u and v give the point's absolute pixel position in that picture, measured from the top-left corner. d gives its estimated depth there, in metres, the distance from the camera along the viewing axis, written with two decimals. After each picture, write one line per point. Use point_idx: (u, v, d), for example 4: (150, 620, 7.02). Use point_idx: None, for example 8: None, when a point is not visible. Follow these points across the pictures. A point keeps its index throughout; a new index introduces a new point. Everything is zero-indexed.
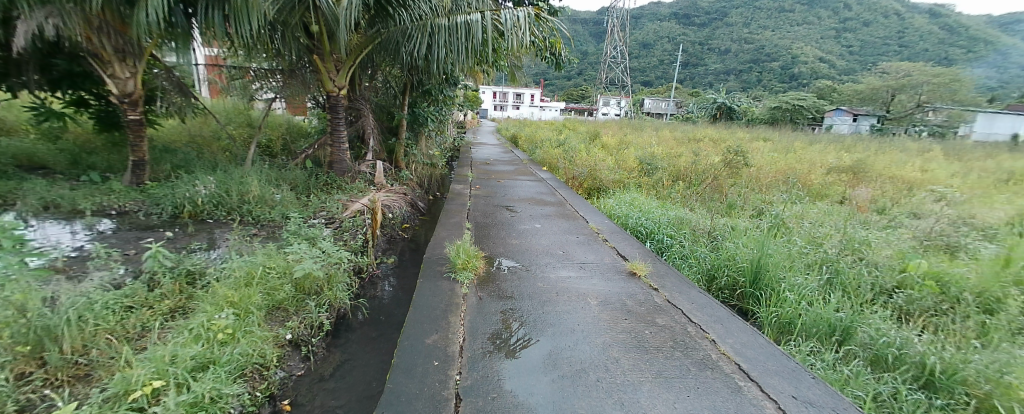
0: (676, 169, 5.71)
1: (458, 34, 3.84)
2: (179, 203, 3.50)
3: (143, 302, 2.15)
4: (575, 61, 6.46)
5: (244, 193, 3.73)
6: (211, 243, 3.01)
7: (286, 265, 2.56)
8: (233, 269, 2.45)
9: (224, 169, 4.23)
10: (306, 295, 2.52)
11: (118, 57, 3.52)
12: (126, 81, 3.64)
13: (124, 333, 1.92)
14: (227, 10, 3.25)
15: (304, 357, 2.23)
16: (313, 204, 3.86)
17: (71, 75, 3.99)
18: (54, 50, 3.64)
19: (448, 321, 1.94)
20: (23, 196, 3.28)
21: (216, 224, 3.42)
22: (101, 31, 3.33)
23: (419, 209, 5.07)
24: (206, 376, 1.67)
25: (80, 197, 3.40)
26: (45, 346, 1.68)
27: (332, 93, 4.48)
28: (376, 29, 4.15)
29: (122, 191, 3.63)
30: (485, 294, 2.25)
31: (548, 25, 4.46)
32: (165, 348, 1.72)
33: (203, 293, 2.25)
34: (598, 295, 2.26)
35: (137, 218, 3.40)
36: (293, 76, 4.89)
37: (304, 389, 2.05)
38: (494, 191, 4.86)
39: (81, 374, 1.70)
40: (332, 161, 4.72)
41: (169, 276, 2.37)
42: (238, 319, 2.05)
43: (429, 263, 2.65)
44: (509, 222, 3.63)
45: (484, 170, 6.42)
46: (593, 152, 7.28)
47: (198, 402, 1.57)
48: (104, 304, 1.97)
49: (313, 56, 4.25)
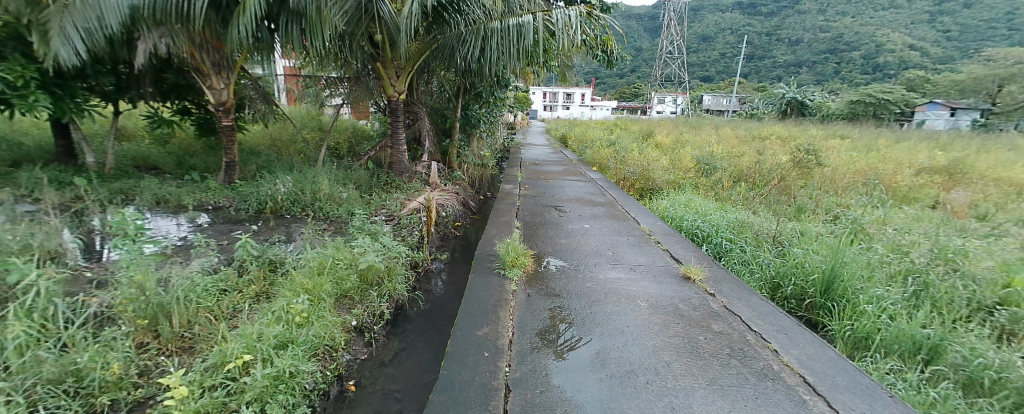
0: (737, 170, 5.40)
1: (510, 36, 3.91)
2: (263, 200, 3.92)
3: (235, 286, 2.46)
4: (628, 58, 6.29)
5: (316, 191, 4.09)
6: (288, 236, 3.35)
7: (352, 257, 2.80)
8: (308, 259, 2.72)
9: (300, 169, 4.67)
10: (369, 285, 2.75)
11: (215, 70, 3.99)
12: (221, 91, 4.12)
13: (219, 312, 2.22)
14: (303, 24, 3.58)
15: (367, 343, 2.44)
16: (375, 202, 4.15)
17: (178, 87, 4.59)
18: (165, 65, 4.22)
19: (498, 316, 2.05)
20: (140, 192, 3.84)
21: (293, 219, 3.79)
22: (202, 48, 3.76)
23: (470, 208, 5.21)
24: (286, 353, 1.90)
25: (184, 194, 3.91)
26: (159, 320, 2.01)
27: (393, 98, 4.77)
28: (433, 35, 4.32)
29: (217, 189, 4.13)
30: (533, 292, 2.31)
31: (599, 23, 4.39)
32: (253, 326, 1.99)
33: (283, 280, 2.53)
34: (649, 298, 2.22)
35: (229, 212, 3.86)
36: (358, 83, 5.30)
37: (367, 372, 2.26)
38: (543, 191, 4.90)
39: (186, 346, 2.01)
40: (392, 162, 5.02)
41: (255, 264, 2.70)
42: (312, 304, 2.30)
43: (480, 259, 2.76)
44: (557, 221, 3.65)
45: (533, 170, 6.48)
46: (646, 151, 7.06)
47: (280, 376, 1.80)
48: (205, 286, 2.29)
49: (376, 63, 4.54)
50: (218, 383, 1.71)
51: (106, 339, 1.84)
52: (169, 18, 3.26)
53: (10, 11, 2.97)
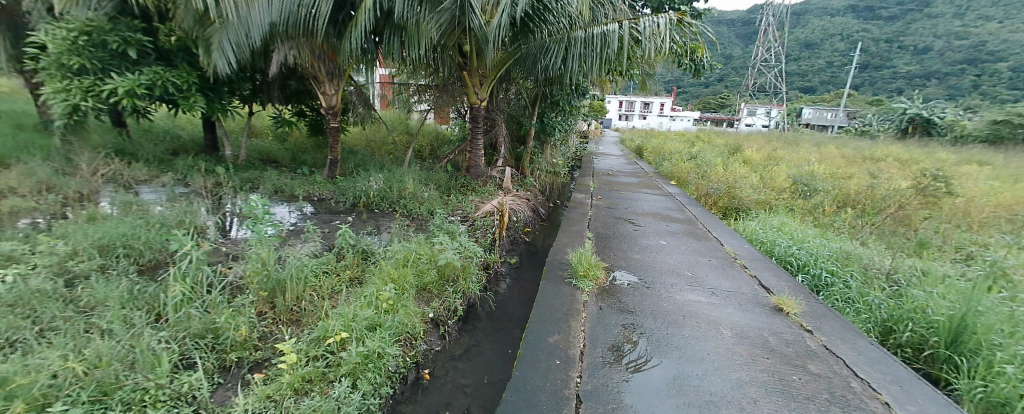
0: (842, 194, 4.78)
1: (594, 45, 3.90)
2: (358, 195, 4.37)
3: (334, 270, 2.79)
4: (717, 67, 5.89)
5: (401, 189, 4.45)
6: (378, 229, 3.70)
7: (432, 253, 3.01)
8: (395, 252, 2.99)
9: (389, 168, 5.12)
10: (446, 281, 2.93)
11: (328, 78, 4.54)
12: (332, 96, 4.66)
13: (321, 292, 2.54)
14: (403, 37, 3.93)
15: (441, 335, 2.60)
16: (452, 203, 4.41)
17: (298, 93, 5.31)
18: (290, 73, 4.91)
19: (569, 325, 2.07)
20: (264, 182, 4.49)
21: (381, 214, 4.18)
22: (320, 59, 4.32)
23: (540, 215, 5.26)
24: (375, 336, 2.12)
25: (296, 186, 4.49)
26: (275, 294, 2.37)
27: (475, 104, 5.01)
28: (518, 44, 4.45)
29: (322, 183, 4.68)
30: (605, 305, 2.29)
31: (689, 31, 4.19)
32: (349, 308, 2.25)
33: (373, 269, 2.81)
34: (734, 327, 2.07)
35: (330, 204, 4.35)
36: (444, 91, 5.66)
37: (440, 363, 2.42)
38: (616, 203, 4.79)
39: (294, 318, 2.33)
40: (470, 165, 5.27)
41: (351, 251, 3.03)
42: (397, 293, 2.52)
43: (552, 267, 2.80)
44: (632, 235, 3.54)
45: (605, 180, 6.35)
46: (731, 167, 6.55)
47: (370, 355, 2.01)
48: (311, 268, 2.63)
49: (463, 72, 4.81)
50: (320, 354, 2.00)
51: (238, 305, 2.21)
52: (297, 35, 3.76)
53: (185, 30, 3.71)
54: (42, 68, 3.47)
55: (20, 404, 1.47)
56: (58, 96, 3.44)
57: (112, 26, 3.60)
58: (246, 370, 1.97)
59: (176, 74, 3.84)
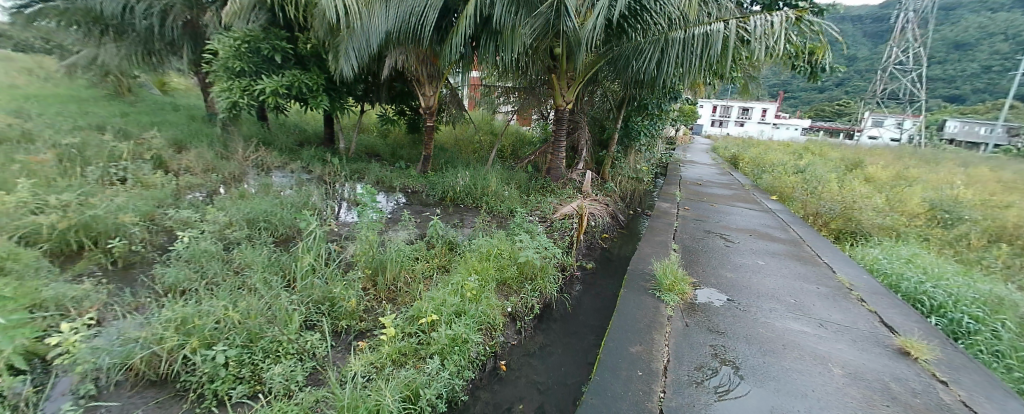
0: (1001, 226, 3.93)
1: (694, 46, 3.70)
2: (445, 190, 4.69)
3: (424, 257, 3.05)
4: (839, 70, 5.20)
5: (484, 187, 4.67)
6: (462, 222, 3.95)
7: (513, 250, 3.13)
8: (478, 245, 3.18)
9: (474, 166, 5.40)
10: (525, 278, 3.03)
11: (429, 81, 4.93)
12: (430, 97, 5.06)
13: (414, 275, 2.81)
14: (499, 41, 4.10)
15: (517, 330, 2.70)
16: (531, 203, 4.52)
17: (401, 94, 5.84)
18: (396, 76, 5.43)
19: (652, 337, 2.02)
20: (368, 173, 5.03)
21: (465, 209, 4.43)
22: (423, 63, 4.71)
23: (620, 222, 5.12)
24: (460, 321, 2.29)
25: (394, 177, 4.96)
26: (378, 273, 2.72)
27: (561, 107, 5.05)
28: (610, 46, 4.40)
29: (416, 177, 5.10)
30: (692, 322, 2.18)
31: (809, 29, 3.77)
32: (439, 294, 2.46)
33: (458, 260, 3.02)
34: (845, 365, 1.85)
35: (421, 196, 4.72)
36: (530, 93, 5.80)
37: (516, 357, 2.51)
38: (705, 216, 4.48)
39: (390, 297, 2.64)
40: (550, 167, 5.33)
41: (439, 241, 3.29)
42: (480, 284, 2.69)
43: (634, 276, 2.73)
44: (724, 252, 3.30)
45: (693, 190, 5.97)
46: (848, 185, 5.73)
47: (456, 339, 2.18)
48: (406, 253, 2.92)
49: (552, 75, 4.88)
50: (414, 331, 2.22)
51: (349, 279, 2.55)
52: (405, 42, 4.15)
53: (319, 38, 4.31)
54: (215, 71, 4.28)
55: (196, 339, 1.85)
56: (224, 94, 4.22)
57: (265, 36, 4.32)
58: (352, 338, 2.26)
59: (309, 77, 4.48)
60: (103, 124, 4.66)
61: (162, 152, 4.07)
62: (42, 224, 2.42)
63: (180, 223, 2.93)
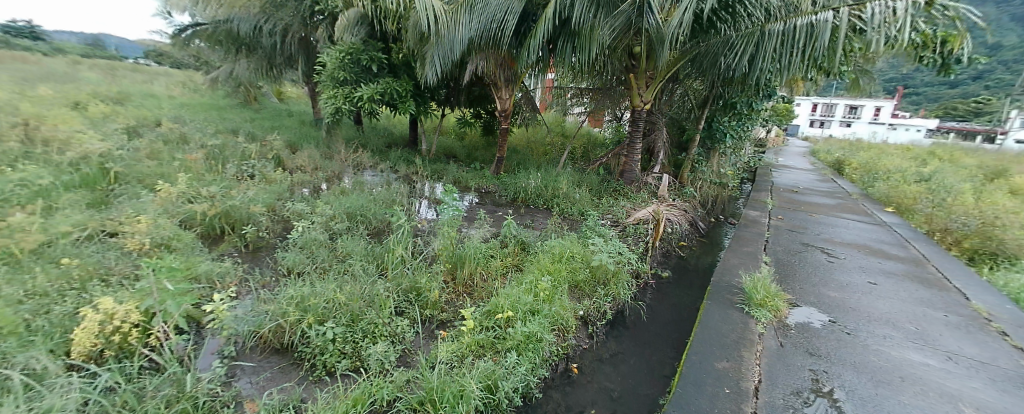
0: None
1: (795, 39, 3.37)
2: (517, 191, 4.80)
3: (499, 255, 3.16)
4: (983, 59, 4.38)
5: (556, 189, 4.70)
6: (535, 223, 4.02)
7: (586, 254, 3.12)
8: (551, 247, 3.21)
9: (545, 168, 5.46)
10: (598, 283, 3.00)
11: (506, 85, 5.09)
12: (506, 100, 5.21)
13: (489, 272, 2.93)
14: (577, 42, 4.10)
15: (589, 334, 2.68)
16: (603, 207, 4.45)
17: (478, 98, 6.09)
18: (475, 81, 5.68)
19: (741, 354, 1.90)
20: (445, 173, 5.33)
21: (536, 210, 4.49)
22: (501, 67, 4.87)
23: (699, 230, 4.81)
24: (535, 320, 2.34)
25: (470, 178, 5.21)
26: (457, 268, 2.88)
27: (638, 107, 4.91)
28: (696, 41, 4.18)
29: (489, 177, 5.29)
30: (787, 342, 2.01)
31: (944, 15, 3.25)
32: (515, 292, 2.54)
33: (531, 260, 3.08)
34: (985, 408, 1.57)
35: (494, 197, 4.89)
36: (605, 94, 5.70)
37: (588, 361, 2.49)
38: (802, 226, 4.05)
39: (467, 292, 2.77)
40: (624, 169, 5.20)
41: (512, 241, 3.38)
42: (552, 285, 2.72)
43: (718, 289, 2.60)
44: (825, 268, 2.96)
45: (787, 198, 5.41)
46: (992, 197, 4.79)
47: (531, 336, 2.24)
48: (483, 252, 3.05)
49: (630, 74, 4.76)
50: (491, 326, 2.33)
51: (433, 272, 2.74)
52: (485, 47, 4.34)
53: (410, 48, 4.68)
54: (323, 81, 4.86)
55: (311, 316, 2.13)
56: (331, 101, 4.78)
57: (364, 47, 4.80)
58: (435, 326, 2.44)
59: (399, 83, 4.87)
60: (236, 128, 5.53)
61: (279, 152, 4.73)
62: (196, 212, 2.97)
63: (294, 214, 3.37)
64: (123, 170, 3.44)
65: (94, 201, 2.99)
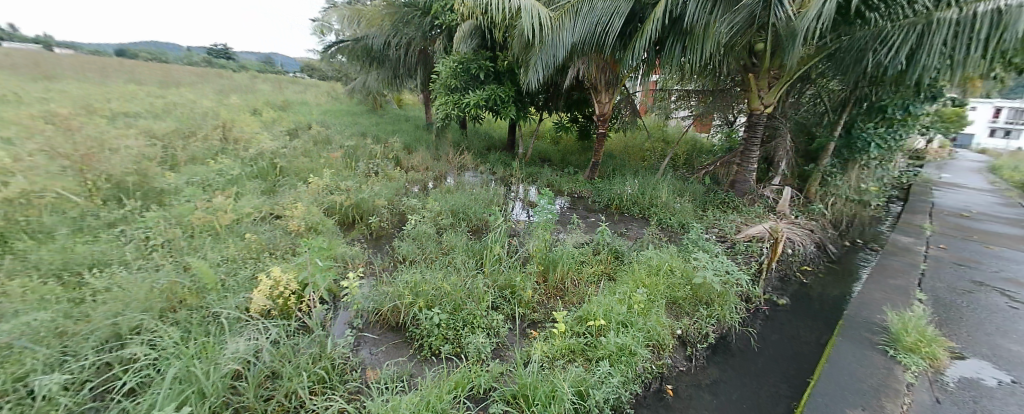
0: None
1: (978, 29, 2.74)
2: (612, 197, 4.69)
3: (592, 261, 3.15)
4: None
5: (654, 197, 4.50)
6: (631, 232, 3.91)
7: (687, 269, 2.94)
8: (649, 258, 3.10)
9: (643, 175, 5.25)
10: (700, 301, 2.80)
11: (606, 89, 5.05)
12: (605, 105, 5.19)
13: (583, 279, 2.94)
14: (688, 41, 3.85)
15: (687, 356, 2.51)
16: (708, 219, 4.13)
17: (577, 102, 6.10)
18: (575, 86, 5.70)
19: (880, 404, 1.64)
20: (540, 176, 5.44)
21: (631, 218, 4.34)
22: (602, 71, 4.82)
23: (828, 254, 4.13)
24: (629, 332, 2.29)
25: (564, 182, 5.25)
26: (550, 271, 2.95)
27: (756, 111, 4.45)
28: (836, 35, 3.63)
29: (583, 182, 5.27)
30: (946, 399, 1.67)
31: None
32: (608, 301, 2.51)
33: (627, 270, 3.01)
34: None
35: (587, 202, 4.84)
36: (717, 97, 5.26)
37: (685, 385, 2.33)
38: (976, 260, 3.27)
39: (560, 295, 2.82)
40: (735, 180, 4.79)
41: (606, 248, 3.34)
42: (649, 298, 2.63)
43: (853, 324, 2.25)
44: (1008, 315, 2.36)
45: (955, 223, 4.38)
46: None
47: (625, 348, 2.20)
48: (576, 257, 3.08)
49: (748, 74, 4.31)
50: (582, 332, 2.34)
51: (528, 273, 2.85)
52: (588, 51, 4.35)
53: (515, 55, 4.90)
54: (437, 88, 5.37)
55: (422, 301, 2.40)
56: (443, 107, 5.27)
57: (475, 57, 5.18)
58: (526, 325, 2.53)
59: (503, 90, 5.14)
60: (364, 131, 6.41)
61: (398, 153, 5.35)
62: (336, 202, 3.54)
63: (408, 209, 3.78)
64: (285, 165, 4.25)
65: (265, 189, 3.75)
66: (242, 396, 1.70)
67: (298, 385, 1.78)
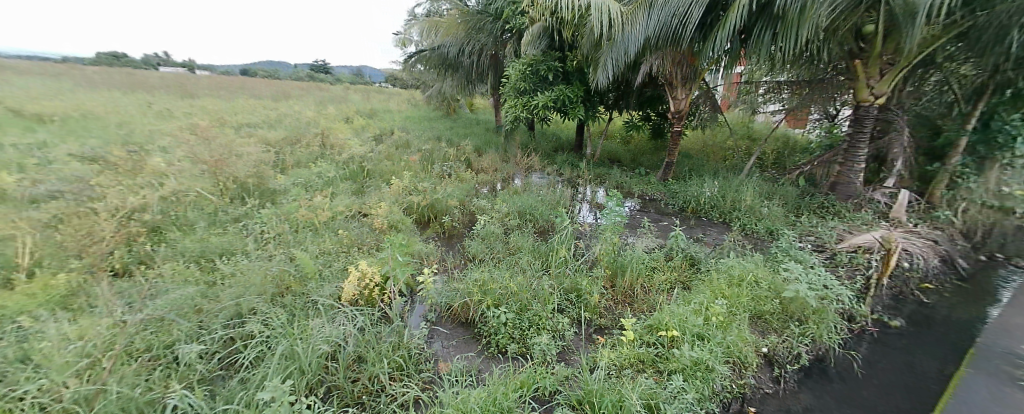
0: None
1: None
2: (688, 200, 4.40)
3: (665, 267, 3.00)
4: None
5: (737, 200, 4.14)
6: (709, 238, 3.64)
7: (776, 282, 2.66)
8: (730, 267, 2.87)
9: (724, 177, 4.85)
10: (790, 317, 2.51)
11: (683, 83, 4.76)
12: (681, 101, 4.88)
13: (654, 286, 2.80)
14: (779, 27, 3.44)
15: (774, 378, 2.24)
16: (802, 226, 3.69)
17: (650, 100, 5.82)
18: (649, 82, 5.42)
19: None
20: (609, 178, 5.28)
21: (709, 223, 4.04)
22: (679, 65, 4.54)
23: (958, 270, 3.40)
24: (706, 346, 2.15)
25: (634, 184, 5.04)
26: (619, 276, 2.86)
27: (865, 102, 3.90)
28: (971, 10, 3.09)
29: (655, 184, 5.03)
30: None
31: None
32: (682, 311, 2.38)
33: (704, 278, 2.82)
34: None
35: (660, 205, 4.60)
36: (813, 89, 4.69)
37: (772, 409, 2.07)
38: None
39: (629, 302, 2.72)
40: (837, 181, 4.25)
41: (680, 255, 3.15)
42: (729, 311, 2.44)
43: None
44: None
45: None
46: None
47: (701, 363, 2.06)
48: (647, 262, 2.95)
49: (854, 61, 3.81)
50: (654, 342, 2.24)
51: (595, 277, 2.80)
52: (663, 47, 4.12)
53: (585, 54, 4.83)
54: (507, 91, 5.49)
55: (490, 300, 2.49)
56: (513, 110, 5.38)
57: (544, 58, 5.20)
58: (593, 330, 2.48)
59: (572, 90, 5.10)
60: (439, 135, 6.79)
61: (469, 156, 5.58)
62: (413, 202, 3.81)
63: (478, 209, 3.93)
64: (372, 168, 4.67)
65: (355, 189, 4.16)
66: (335, 376, 1.92)
67: (379, 370, 1.96)
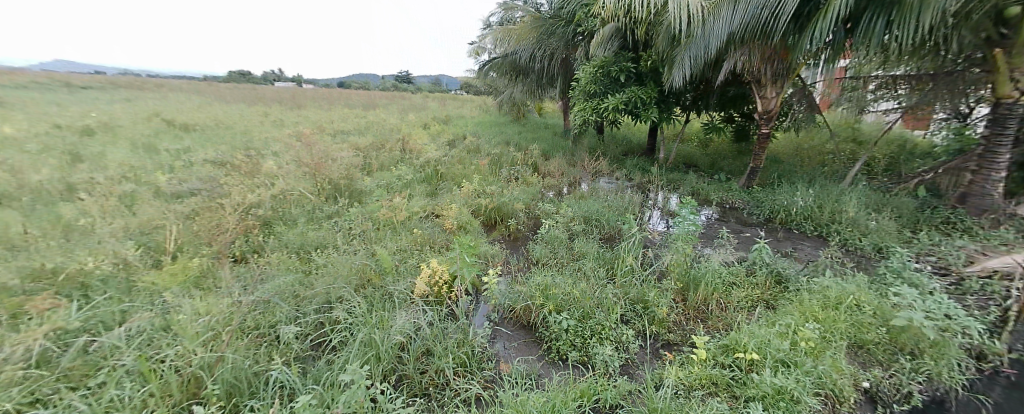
0: None
1: None
2: (775, 210, 3.98)
3: (744, 283, 2.76)
4: None
5: (837, 212, 3.64)
6: (801, 253, 3.25)
7: (882, 308, 2.31)
8: (825, 287, 2.55)
9: (821, 184, 4.30)
10: (901, 350, 2.15)
11: (773, 80, 4.27)
12: (771, 100, 4.43)
13: (730, 303, 2.59)
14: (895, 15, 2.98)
15: None
16: (921, 243, 3.14)
17: (734, 100, 5.37)
18: (733, 79, 4.97)
19: None
20: (684, 183, 4.96)
21: (801, 236, 3.61)
22: (770, 60, 4.02)
23: None
24: (790, 374, 1.93)
25: (712, 191, 4.68)
26: (689, 289, 2.69)
27: (1009, 99, 3.22)
28: None
29: (736, 191, 4.62)
30: None
31: None
32: (762, 333, 2.17)
33: (791, 298, 2.54)
34: None
35: (741, 214, 4.22)
36: (936, 84, 3.98)
37: None
38: None
39: (700, 318, 2.54)
40: (968, 193, 3.56)
41: (763, 270, 2.87)
42: (822, 337, 2.17)
43: None
44: None
45: None
46: None
47: (784, 391, 1.86)
48: (722, 277, 2.74)
49: (992, 51, 3.16)
50: (728, 364, 2.07)
51: (663, 288, 2.67)
52: (749, 41, 3.78)
53: (660, 53, 4.63)
54: (577, 94, 5.45)
55: (551, 305, 2.50)
56: (581, 113, 5.33)
57: (615, 60, 5.08)
58: (660, 345, 2.36)
59: (644, 91, 4.90)
60: (508, 139, 6.96)
61: (536, 160, 5.64)
62: (481, 205, 3.96)
63: (543, 213, 3.97)
64: (445, 171, 4.95)
65: (429, 191, 4.45)
66: (406, 365, 2.08)
67: (445, 364, 2.08)
